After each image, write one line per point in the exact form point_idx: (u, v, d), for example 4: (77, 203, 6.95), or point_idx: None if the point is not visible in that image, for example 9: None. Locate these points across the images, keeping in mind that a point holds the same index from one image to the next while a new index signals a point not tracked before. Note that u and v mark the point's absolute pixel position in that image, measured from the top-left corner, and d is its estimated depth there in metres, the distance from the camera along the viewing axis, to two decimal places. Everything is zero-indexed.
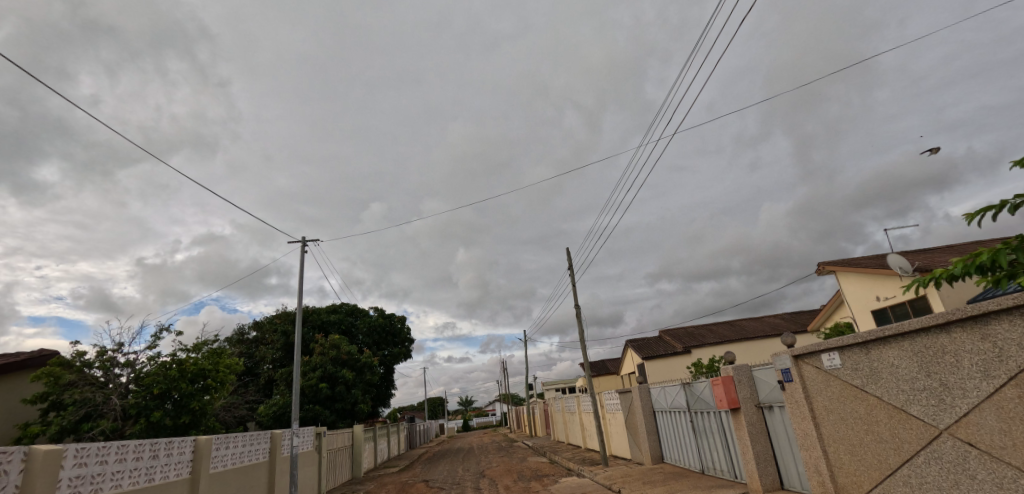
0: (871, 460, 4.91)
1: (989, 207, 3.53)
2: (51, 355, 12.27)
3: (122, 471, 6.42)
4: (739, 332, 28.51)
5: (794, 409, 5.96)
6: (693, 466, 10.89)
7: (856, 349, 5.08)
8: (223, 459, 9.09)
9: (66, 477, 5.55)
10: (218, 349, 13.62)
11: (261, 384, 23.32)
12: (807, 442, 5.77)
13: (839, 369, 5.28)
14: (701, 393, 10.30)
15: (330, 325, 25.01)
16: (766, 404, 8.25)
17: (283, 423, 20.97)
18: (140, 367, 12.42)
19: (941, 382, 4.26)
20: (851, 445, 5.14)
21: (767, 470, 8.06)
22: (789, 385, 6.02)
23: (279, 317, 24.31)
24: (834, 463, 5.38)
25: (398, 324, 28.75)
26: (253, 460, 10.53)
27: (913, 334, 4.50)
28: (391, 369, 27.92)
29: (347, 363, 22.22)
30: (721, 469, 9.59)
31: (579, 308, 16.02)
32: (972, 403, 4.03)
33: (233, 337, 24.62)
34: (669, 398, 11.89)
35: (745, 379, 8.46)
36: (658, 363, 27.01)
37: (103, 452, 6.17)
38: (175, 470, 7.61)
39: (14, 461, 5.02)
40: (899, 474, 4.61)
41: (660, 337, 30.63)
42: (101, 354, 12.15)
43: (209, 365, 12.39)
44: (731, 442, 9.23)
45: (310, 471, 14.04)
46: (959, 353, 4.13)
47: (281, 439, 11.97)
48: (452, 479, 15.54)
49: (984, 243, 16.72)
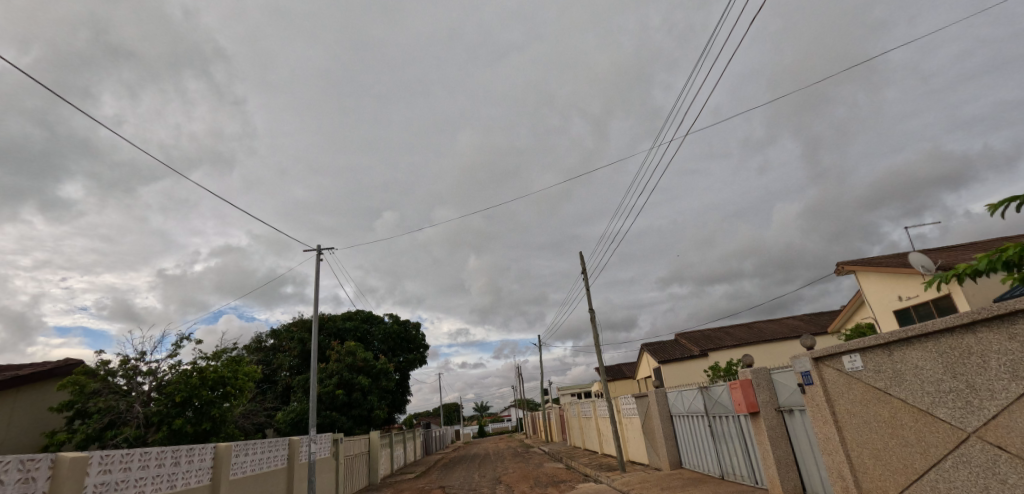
0: (897, 465, 4.76)
1: (1011, 199, 3.46)
2: (76, 364, 12.53)
3: (146, 478, 6.54)
4: (758, 334, 28.06)
5: (815, 414, 5.73)
6: (712, 471, 10.69)
7: (878, 350, 4.94)
8: (242, 465, 9.15)
9: (91, 483, 5.66)
10: (237, 356, 13.84)
11: (279, 391, 23.67)
12: (829, 447, 5.55)
13: (861, 371, 5.12)
14: (718, 396, 10.14)
15: (347, 333, 25.28)
16: (786, 408, 8.09)
17: (300, 430, 21.17)
18: (162, 375, 12.66)
19: (967, 383, 4.16)
20: (876, 450, 4.97)
21: (788, 475, 7.90)
22: (810, 388, 5.81)
23: (296, 325, 24.67)
24: (858, 469, 5.17)
25: (413, 330, 29.03)
26: (270, 467, 10.54)
27: (938, 334, 4.39)
28: (406, 375, 28.14)
29: (363, 370, 22.34)
30: (742, 474, 9.42)
31: (593, 313, 16.03)
32: (1001, 405, 3.94)
33: (252, 345, 24.98)
34: (686, 401, 11.77)
35: (763, 382, 8.33)
36: (673, 367, 26.70)
37: (127, 458, 6.28)
38: (195, 476, 7.69)
39: (42, 468, 5.15)
40: (927, 478, 4.47)
41: (677, 340, 30.23)
42: (124, 363, 12.41)
43: (228, 373, 12.66)
44: (751, 446, 9.09)
45: (328, 477, 14.08)
46: (986, 354, 4.03)
47: (299, 445, 12.00)
48: (468, 485, 15.45)
49: (1013, 238, 16.17)
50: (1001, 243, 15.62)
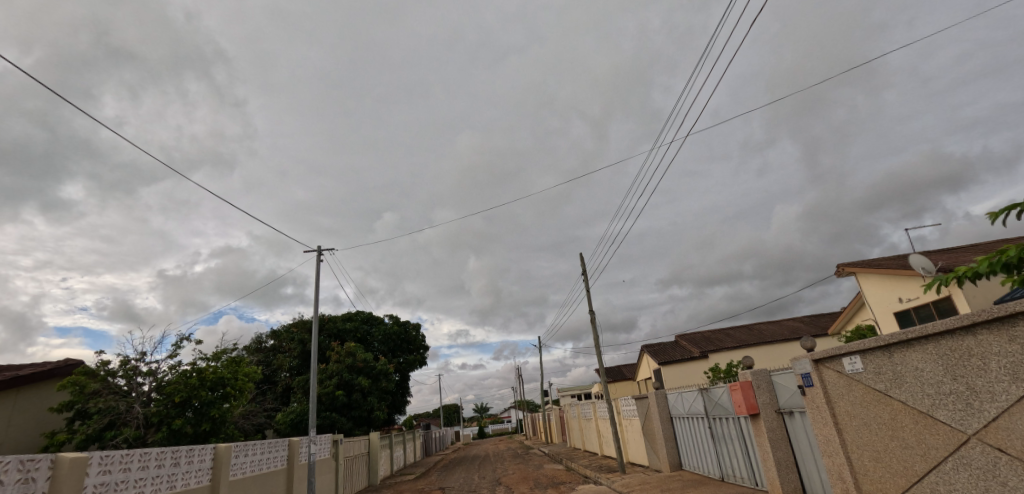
0: (897, 467, 4.75)
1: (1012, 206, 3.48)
2: (76, 364, 12.53)
3: (145, 478, 6.53)
4: (757, 336, 28.04)
5: (815, 415, 5.72)
6: (712, 473, 10.70)
7: (878, 352, 4.94)
8: (242, 466, 9.14)
9: (91, 483, 5.66)
10: (237, 357, 13.84)
11: (279, 391, 23.68)
12: (829, 449, 5.54)
13: (861, 373, 5.12)
14: (718, 398, 10.14)
15: (347, 333, 25.30)
16: (787, 410, 8.09)
17: (300, 431, 21.17)
18: (162, 376, 12.66)
19: (968, 385, 4.15)
20: (876, 452, 4.96)
21: (788, 477, 7.89)
22: (810, 390, 5.79)
23: (296, 325, 24.67)
24: (858, 471, 5.16)
25: (413, 331, 29.02)
26: (270, 467, 10.54)
27: (938, 336, 4.39)
28: (406, 376, 28.14)
29: (363, 370, 22.36)
30: (741, 476, 9.42)
31: (593, 314, 16.06)
32: (1001, 407, 3.94)
33: (252, 346, 25.01)
34: (686, 403, 11.76)
35: (763, 384, 8.32)
36: (673, 368, 26.69)
37: (127, 459, 6.28)
38: (195, 477, 7.70)
39: (41, 468, 5.15)
40: (927, 480, 4.47)
41: (677, 342, 30.23)
42: (124, 363, 12.41)
43: (228, 374, 12.66)
44: (751, 448, 9.08)
45: (328, 478, 14.09)
46: (986, 356, 4.02)
47: (299, 446, 12.00)
48: (468, 487, 15.41)
49: (1013, 240, 16.17)
50: (1001, 246, 15.61)
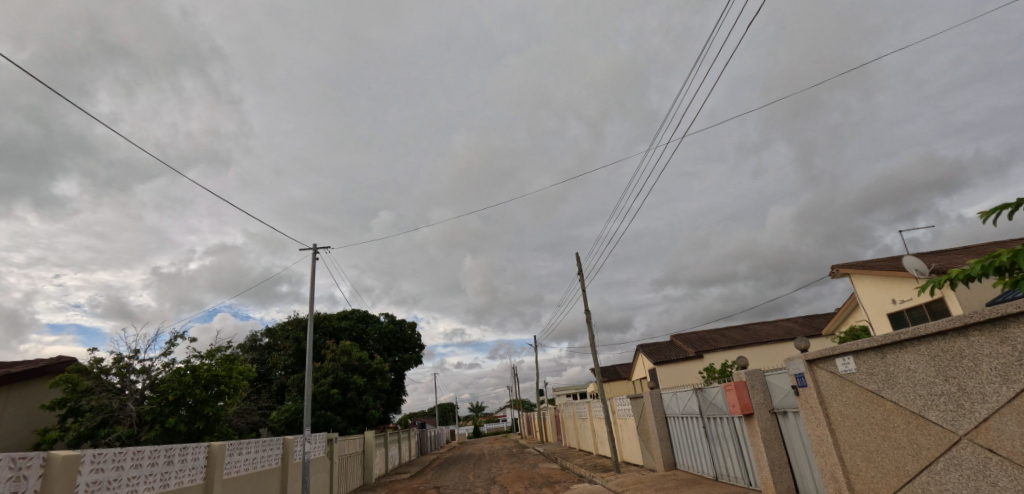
0: (889, 467, 4.79)
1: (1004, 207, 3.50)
2: (68, 361, 12.44)
3: (137, 477, 6.49)
4: (752, 336, 28.16)
5: (808, 415, 5.75)
6: (706, 472, 10.75)
7: (871, 353, 4.98)
8: (235, 464, 9.10)
9: (83, 481, 5.63)
10: (231, 355, 13.78)
11: (273, 390, 23.59)
12: (822, 448, 5.57)
13: (854, 374, 5.15)
14: (713, 398, 10.17)
15: (342, 332, 25.23)
16: (780, 410, 8.13)
17: (294, 430, 21.09)
18: (155, 374, 12.60)
19: (960, 386, 4.19)
20: (868, 452, 5.00)
21: (782, 477, 7.93)
22: (804, 390, 5.83)
23: (291, 323, 24.56)
24: (850, 471, 5.20)
25: (408, 330, 28.98)
26: (264, 466, 10.49)
27: (931, 337, 4.43)
28: (401, 375, 28.11)
29: (358, 369, 22.31)
30: (735, 475, 9.47)
31: (589, 313, 16.06)
32: (992, 408, 3.97)
33: (246, 344, 24.89)
34: (681, 403, 11.80)
35: (758, 384, 8.36)
36: (668, 368, 26.76)
37: (119, 457, 6.24)
38: (189, 475, 7.67)
39: (33, 466, 5.10)
40: (918, 480, 4.50)
41: (672, 342, 30.32)
42: (117, 361, 12.34)
43: (222, 372, 12.60)
44: (745, 448, 9.12)
45: (322, 477, 14.04)
46: (978, 358, 4.06)
47: (293, 444, 11.96)
48: (462, 486, 15.44)
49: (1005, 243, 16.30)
50: (993, 248, 15.75)
